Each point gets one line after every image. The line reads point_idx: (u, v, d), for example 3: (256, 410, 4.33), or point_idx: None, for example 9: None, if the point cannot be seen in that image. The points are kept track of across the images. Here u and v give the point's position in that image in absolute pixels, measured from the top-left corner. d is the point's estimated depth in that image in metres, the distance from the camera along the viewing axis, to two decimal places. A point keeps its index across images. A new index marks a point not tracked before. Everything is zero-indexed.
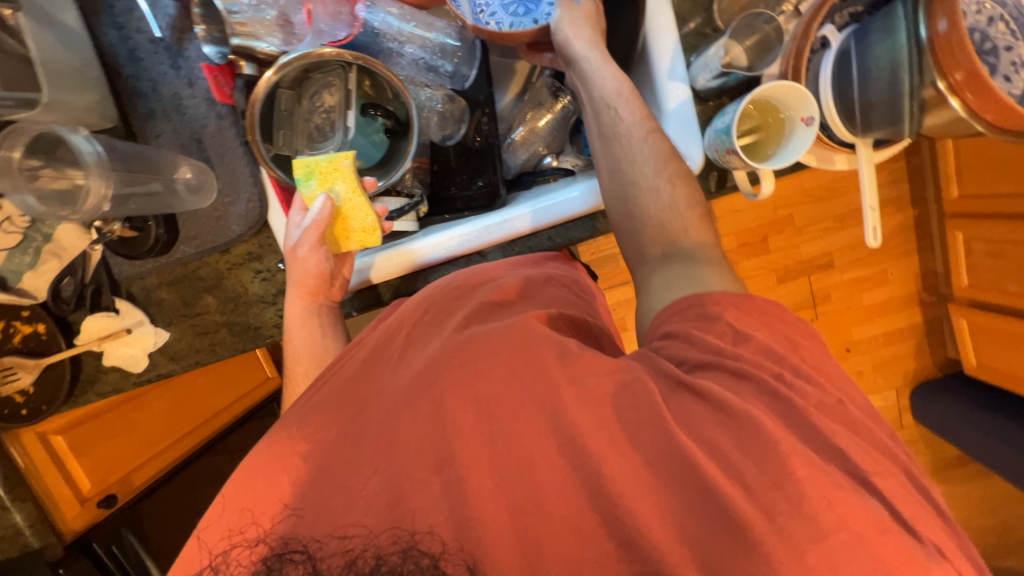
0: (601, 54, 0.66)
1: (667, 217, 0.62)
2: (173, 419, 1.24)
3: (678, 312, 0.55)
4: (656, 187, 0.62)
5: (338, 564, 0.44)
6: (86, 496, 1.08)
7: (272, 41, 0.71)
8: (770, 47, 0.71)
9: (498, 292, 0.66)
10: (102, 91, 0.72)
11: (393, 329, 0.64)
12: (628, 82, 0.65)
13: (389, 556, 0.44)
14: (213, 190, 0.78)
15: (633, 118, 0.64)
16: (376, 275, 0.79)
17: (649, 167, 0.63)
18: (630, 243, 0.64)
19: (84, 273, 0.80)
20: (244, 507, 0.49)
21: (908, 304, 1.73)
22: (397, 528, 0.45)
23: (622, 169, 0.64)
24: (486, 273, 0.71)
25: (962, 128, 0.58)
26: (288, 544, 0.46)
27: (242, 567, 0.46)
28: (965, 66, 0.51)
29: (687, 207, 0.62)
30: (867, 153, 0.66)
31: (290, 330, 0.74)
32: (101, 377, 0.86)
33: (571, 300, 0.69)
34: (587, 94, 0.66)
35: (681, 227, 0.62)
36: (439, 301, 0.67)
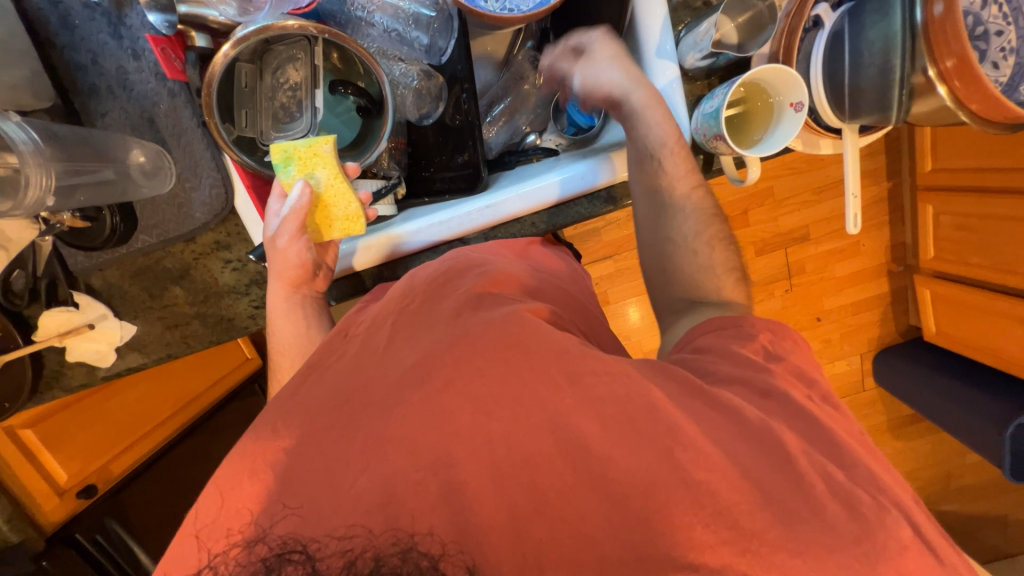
0: (650, 100, 0.66)
1: (702, 277, 0.67)
2: (150, 404, 1.19)
3: (713, 331, 0.60)
4: (696, 250, 0.67)
5: (336, 565, 0.40)
6: (64, 488, 1.06)
7: (225, 10, 0.63)
8: (761, 27, 0.67)
9: (488, 280, 0.63)
10: (33, 65, 0.64)
11: (381, 321, 0.61)
12: (675, 132, 0.66)
13: (389, 557, 0.40)
14: (172, 175, 0.72)
15: (679, 174, 0.67)
16: (359, 264, 0.76)
17: (689, 229, 0.67)
18: (661, 295, 0.70)
19: (35, 266, 0.75)
20: (242, 506, 0.47)
21: (877, 275, 1.79)
22: (397, 529, 0.43)
23: (661, 228, 0.68)
24: (473, 258, 0.67)
25: (949, 116, 0.58)
26: (287, 544, 0.43)
27: (237, 567, 0.42)
28: (958, 53, 0.50)
29: (725, 269, 0.67)
30: (853, 138, 0.65)
31: (273, 321, 0.72)
32: (65, 373, 0.83)
33: (557, 292, 0.70)
34: (633, 140, 0.67)
35: (715, 287, 0.67)
36: (426, 291, 0.63)
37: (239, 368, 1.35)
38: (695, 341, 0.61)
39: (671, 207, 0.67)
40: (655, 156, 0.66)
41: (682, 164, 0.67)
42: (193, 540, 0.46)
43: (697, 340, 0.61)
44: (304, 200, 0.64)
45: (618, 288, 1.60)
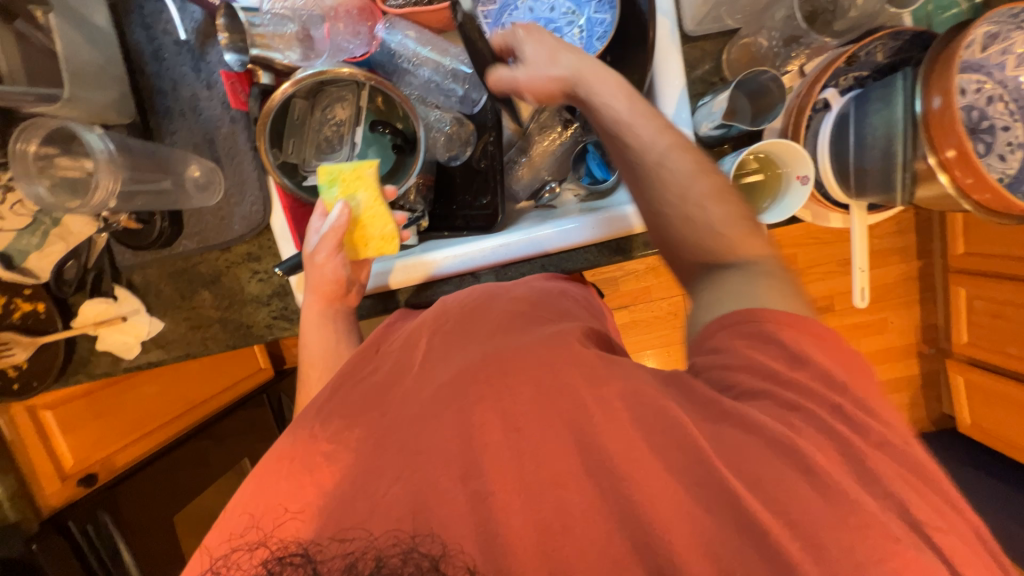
0: (590, 76, 0.63)
1: (724, 245, 0.59)
2: (161, 402, 1.27)
3: (732, 328, 0.53)
4: (698, 211, 0.59)
5: (339, 566, 0.44)
6: (67, 473, 1.07)
7: (290, 54, 0.72)
8: (771, 105, 0.71)
9: (520, 302, 0.67)
10: (123, 88, 0.73)
11: (411, 340, 0.66)
12: (638, 102, 0.62)
13: (389, 558, 0.44)
14: (220, 190, 0.80)
15: (649, 137, 0.61)
16: (394, 282, 0.81)
17: (684, 190, 0.59)
18: (681, 266, 0.63)
19: (87, 258, 0.81)
20: (245, 511, 0.51)
21: (906, 354, 1.72)
22: (398, 529, 0.46)
23: (657, 205, 0.62)
24: (502, 287, 0.73)
25: (951, 203, 0.59)
26: (289, 548, 0.47)
27: (240, 570, 0.46)
28: (955, 146, 0.52)
29: (733, 222, 0.59)
30: (861, 217, 0.67)
31: (305, 332, 0.75)
32: (92, 361, 0.88)
33: (580, 313, 0.70)
34: (597, 121, 0.63)
35: (728, 247, 0.59)
36: (459, 314, 0.67)
37: (252, 375, 1.57)
38: (713, 338, 0.54)
39: (658, 183, 0.61)
40: (639, 145, 0.61)
41: (654, 137, 0.61)
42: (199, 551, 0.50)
43: (713, 339, 0.54)
44: (343, 220, 0.69)
45: (631, 337, 1.60)
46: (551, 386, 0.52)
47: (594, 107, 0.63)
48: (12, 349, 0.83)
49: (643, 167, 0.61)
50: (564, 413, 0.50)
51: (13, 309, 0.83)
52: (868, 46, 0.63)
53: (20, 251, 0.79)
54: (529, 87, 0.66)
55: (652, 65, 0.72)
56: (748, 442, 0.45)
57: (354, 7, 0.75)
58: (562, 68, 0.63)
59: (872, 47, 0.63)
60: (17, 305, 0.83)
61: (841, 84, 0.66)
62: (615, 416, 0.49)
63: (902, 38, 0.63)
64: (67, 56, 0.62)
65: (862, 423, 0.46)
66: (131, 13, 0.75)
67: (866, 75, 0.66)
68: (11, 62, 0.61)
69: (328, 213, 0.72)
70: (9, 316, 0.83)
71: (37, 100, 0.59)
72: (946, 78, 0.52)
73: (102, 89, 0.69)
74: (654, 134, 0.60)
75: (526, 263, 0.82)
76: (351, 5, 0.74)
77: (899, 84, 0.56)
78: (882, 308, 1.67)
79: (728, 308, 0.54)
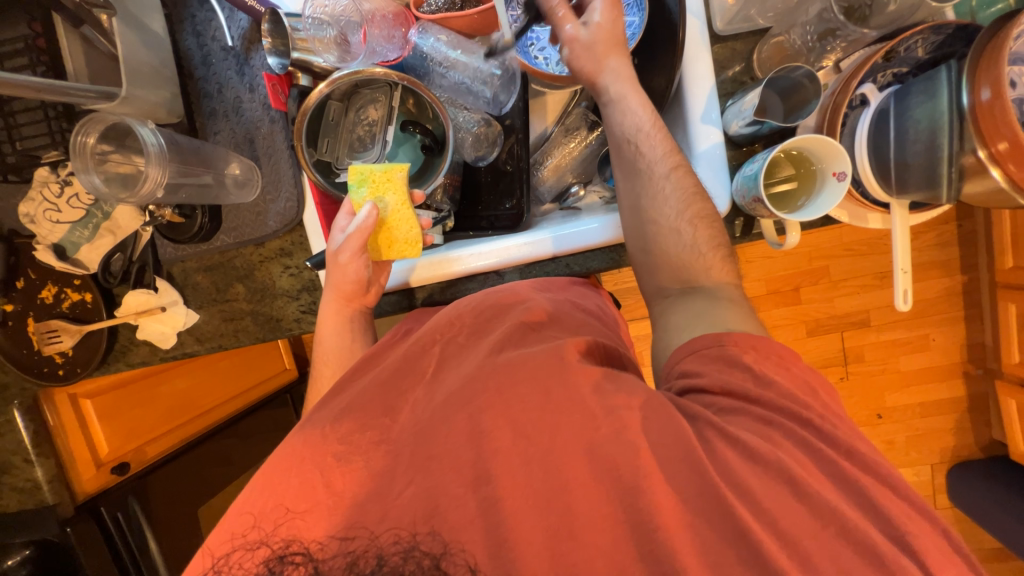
0: (630, 89, 0.69)
1: (689, 258, 0.65)
2: (191, 396, 1.31)
3: (698, 352, 0.58)
4: (678, 228, 0.66)
5: (339, 565, 0.47)
6: (102, 461, 1.09)
7: (328, 57, 0.75)
8: (806, 100, 0.68)
9: (529, 314, 0.68)
10: (173, 89, 0.77)
11: (423, 342, 0.67)
12: (654, 119, 0.68)
13: (390, 556, 0.47)
14: (257, 187, 0.83)
15: (656, 153, 0.67)
16: (415, 280, 0.81)
17: (671, 207, 0.66)
18: (649, 281, 0.69)
19: (133, 251, 0.86)
20: (253, 509, 0.52)
21: (949, 375, 1.62)
22: (398, 529, 0.48)
23: (643, 206, 0.67)
24: (514, 295, 0.72)
25: (1004, 200, 0.56)
26: (290, 546, 0.49)
27: (241, 569, 0.48)
28: (1009, 137, 0.50)
29: (709, 248, 0.65)
30: (903, 216, 0.64)
31: (322, 332, 0.78)
32: (132, 350, 0.92)
33: (593, 326, 0.71)
34: (612, 127, 0.69)
35: (703, 267, 0.65)
36: (475, 321, 0.69)
37: (276, 376, 1.60)
38: (680, 364, 0.59)
39: (653, 194, 0.66)
40: (643, 156, 0.67)
41: (657, 152, 0.67)
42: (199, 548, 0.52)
43: (682, 364, 0.59)
44: (370, 221, 0.70)
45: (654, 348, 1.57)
46: (563, 390, 0.55)
47: (614, 112, 0.69)
48: (59, 337, 0.88)
49: (639, 177, 0.67)
50: (577, 422, 0.53)
51: (63, 299, 0.89)
52: (907, 41, 0.62)
53: (72, 243, 0.84)
54: (571, 31, 0.69)
55: (681, 64, 0.72)
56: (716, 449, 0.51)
57: (390, 13, 0.78)
58: (611, 65, 0.69)
59: (912, 42, 0.62)
60: (68, 294, 0.89)
61: (878, 80, 0.64)
62: (622, 426, 0.52)
63: (945, 32, 0.61)
64: (126, 56, 0.67)
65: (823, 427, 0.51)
66: (183, 22, 0.81)
67: (906, 71, 0.64)
68: (76, 63, 0.67)
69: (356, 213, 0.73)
70: (60, 305, 0.89)
71: (98, 96, 0.63)
72: (996, 70, 0.50)
73: (155, 88, 0.73)
74: (659, 151, 0.66)
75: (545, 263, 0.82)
76: (387, 11, 0.78)
77: (943, 76, 0.54)
78: (921, 325, 1.59)
79: (700, 331, 0.60)
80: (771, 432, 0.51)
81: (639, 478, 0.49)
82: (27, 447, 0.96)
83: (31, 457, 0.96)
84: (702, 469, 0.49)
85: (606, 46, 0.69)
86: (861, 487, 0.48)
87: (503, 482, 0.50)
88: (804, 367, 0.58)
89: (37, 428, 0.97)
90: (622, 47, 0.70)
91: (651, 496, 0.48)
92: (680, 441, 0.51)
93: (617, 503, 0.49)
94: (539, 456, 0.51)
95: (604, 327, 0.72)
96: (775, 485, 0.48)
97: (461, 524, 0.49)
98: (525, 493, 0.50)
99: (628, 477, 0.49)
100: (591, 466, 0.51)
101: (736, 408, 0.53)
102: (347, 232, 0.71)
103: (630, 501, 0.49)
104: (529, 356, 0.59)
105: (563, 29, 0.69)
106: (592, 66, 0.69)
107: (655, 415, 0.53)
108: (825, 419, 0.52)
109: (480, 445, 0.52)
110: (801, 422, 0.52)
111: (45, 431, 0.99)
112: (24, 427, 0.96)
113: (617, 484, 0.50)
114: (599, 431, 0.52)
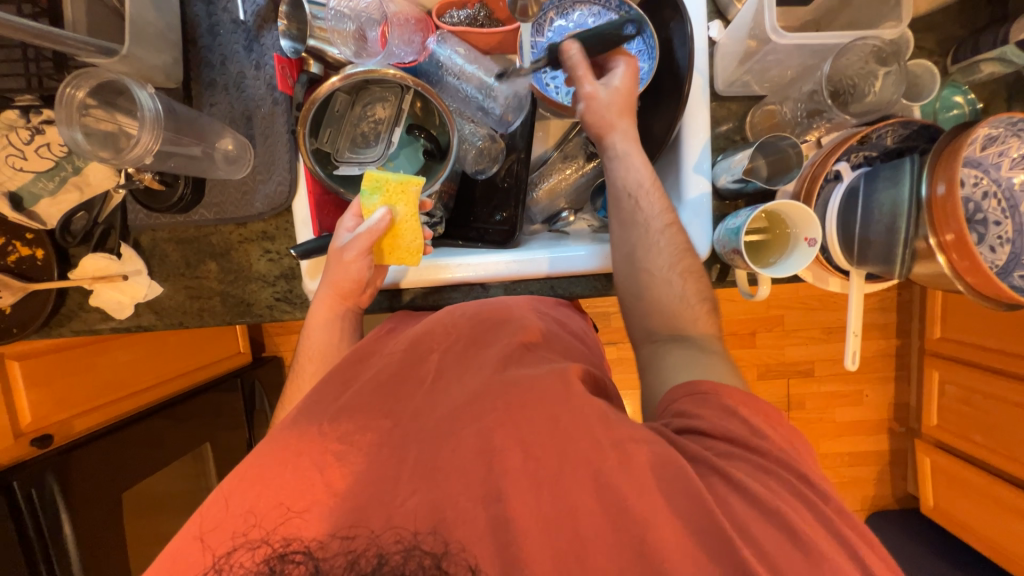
0: (633, 148, 0.73)
1: (678, 307, 0.70)
2: (131, 371, 1.24)
3: (690, 394, 0.61)
4: (670, 280, 0.70)
5: (339, 563, 0.53)
6: (21, 431, 1.01)
7: (344, 50, 0.74)
8: (788, 167, 0.75)
9: (526, 333, 0.71)
10: (175, 54, 0.74)
11: (422, 350, 0.71)
12: (653, 177, 0.72)
13: (391, 555, 0.53)
14: (248, 165, 0.81)
15: (654, 209, 0.71)
16: (407, 281, 0.81)
17: (664, 260, 0.70)
18: (638, 324, 0.73)
19: (99, 212, 0.81)
20: (247, 509, 0.56)
21: (878, 430, 1.76)
22: (398, 530, 0.54)
23: (637, 255, 0.71)
24: (508, 310, 0.76)
25: (946, 285, 0.62)
26: (290, 545, 0.54)
27: (242, 568, 0.52)
28: (955, 230, 0.56)
29: (697, 300, 0.70)
30: (858, 283, 0.70)
31: (311, 327, 0.76)
32: (80, 316, 0.86)
33: (578, 349, 0.75)
34: (615, 180, 0.73)
35: (691, 317, 0.70)
36: (471, 330, 0.73)
37: (228, 358, 1.57)
38: (676, 402, 0.62)
39: (648, 246, 0.71)
40: (642, 210, 0.71)
41: (654, 208, 0.71)
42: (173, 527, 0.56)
43: (682, 403, 0.61)
44: (381, 229, 0.71)
45: (618, 374, 1.62)
46: (573, 419, 0.59)
47: (618, 166, 0.73)
48: None
49: (637, 229, 0.71)
50: (583, 449, 0.57)
51: (10, 252, 0.82)
52: (879, 130, 0.69)
53: (32, 194, 0.79)
54: (590, 87, 0.71)
55: (682, 116, 0.77)
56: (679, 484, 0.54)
57: (412, 19, 0.79)
58: (621, 123, 0.73)
59: (882, 132, 0.69)
60: (17, 248, 0.82)
61: (852, 159, 0.70)
62: (628, 460, 0.56)
63: (912, 127, 0.69)
64: (132, 15, 0.64)
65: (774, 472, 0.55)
66: None
67: (875, 156, 0.70)
68: (76, 12, 0.63)
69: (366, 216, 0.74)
70: (4, 257, 0.82)
71: (96, 51, 0.60)
72: (951, 169, 0.56)
73: (158, 51, 0.70)
74: (657, 208, 0.71)
75: (538, 280, 0.83)
76: (409, 17, 0.79)
77: (907, 167, 0.60)
78: (858, 381, 1.72)
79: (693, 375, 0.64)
80: (772, 481, 0.55)
81: (641, 508, 0.54)
82: None
83: None
84: (703, 507, 0.53)
85: (621, 106, 0.72)
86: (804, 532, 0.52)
87: (514, 503, 0.56)
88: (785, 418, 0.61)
89: None
90: (634, 110, 0.74)
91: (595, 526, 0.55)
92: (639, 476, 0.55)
93: (623, 533, 0.54)
94: (548, 480, 0.57)
95: (583, 351, 0.76)
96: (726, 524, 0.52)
97: (471, 535, 0.55)
98: (533, 518, 0.55)
99: (635, 511, 0.54)
100: (597, 496, 0.56)
101: (713, 446, 0.57)
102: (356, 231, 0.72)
103: (637, 533, 0.53)
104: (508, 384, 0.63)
105: (580, 86, 0.72)
106: (604, 119, 0.73)
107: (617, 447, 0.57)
108: (775, 463, 0.56)
109: (492, 464, 0.58)
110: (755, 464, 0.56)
111: None
112: None
113: (610, 511, 0.55)
114: (564, 465, 0.57)
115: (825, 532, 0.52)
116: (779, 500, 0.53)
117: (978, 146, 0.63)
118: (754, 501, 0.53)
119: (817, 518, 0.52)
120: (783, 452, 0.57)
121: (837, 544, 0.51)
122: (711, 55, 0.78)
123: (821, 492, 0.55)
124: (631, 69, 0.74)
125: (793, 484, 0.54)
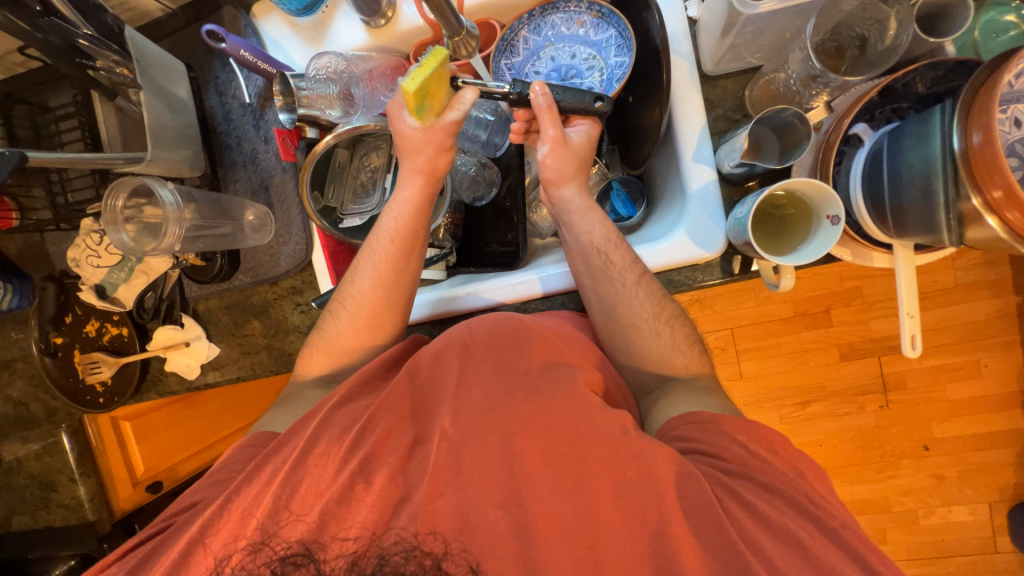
0: (587, 208, 0.75)
1: (670, 357, 0.69)
2: (219, 417, 1.37)
3: (691, 423, 0.60)
4: (658, 331, 0.70)
5: (340, 565, 0.55)
6: (138, 479, 1.20)
7: (332, 112, 0.79)
8: (799, 140, 0.68)
9: (548, 353, 0.67)
10: (196, 147, 0.84)
11: (434, 375, 0.69)
12: (615, 230, 0.73)
13: (392, 556, 0.55)
14: (271, 231, 0.89)
15: (625, 262, 0.71)
16: (443, 312, 0.83)
17: (647, 312, 0.70)
18: (633, 378, 0.73)
19: (163, 289, 0.93)
20: (260, 519, 0.57)
21: (1008, 404, 1.43)
22: (399, 531, 0.56)
23: (618, 310, 0.71)
24: (522, 327, 0.69)
25: (1009, 248, 0.50)
26: (291, 548, 0.56)
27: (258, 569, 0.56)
28: (1004, 186, 0.45)
29: (689, 346, 0.70)
30: (906, 255, 0.61)
31: (315, 362, 0.77)
32: (162, 380, 0.98)
33: (597, 356, 0.73)
34: (578, 240, 0.74)
35: (684, 364, 0.69)
36: (489, 346, 0.69)
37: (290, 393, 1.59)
38: (677, 429, 0.61)
39: (628, 302, 0.70)
40: (614, 266, 0.71)
41: (625, 259, 0.71)
42: (201, 544, 0.57)
43: (681, 429, 0.61)
44: (463, 120, 0.72)
45: None
46: (594, 430, 0.58)
47: (577, 228, 0.74)
48: (99, 367, 0.96)
49: (610, 286, 0.71)
50: (583, 462, 0.57)
51: (105, 332, 0.97)
52: (904, 77, 0.60)
53: (111, 284, 0.93)
54: (554, 131, 0.71)
55: (672, 106, 0.73)
56: (683, 499, 0.53)
57: (388, 69, 0.84)
58: (569, 190, 0.76)
59: (908, 78, 0.60)
60: (108, 329, 0.97)
61: (875, 118, 0.62)
62: (649, 473, 0.54)
63: (942, 68, 0.60)
64: (151, 122, 0.74)
65: (781, 488, 0.54)
66: (208, 84, 0.89)
67: (906, 107, 0.62)
68: (111, 131, 0.78)
69: (438, 113, 0.70)
70: (102, 338, 0.97)
71: (126, 162, 0.70)
72: (986, 113, 0.46)
73: (178, 148, 0.80)
74: (625, 261, 0.71)
75: (535, 300, 0.82)
76: (386, 67, 0.84)
77: (936, 118, 0.51)
78: (973, 349, 1.41)
79: (685, 408, 0.63)
80: (777, 499, 0.53)
81: (647, 516, 0.53)
82: (72, 466, 1.04)
83: (75, 476, 1.04)
84: (706, 513, 0.52)
85: (576, 167, 0.75)
86: (821, 542, 0.50)
87: (516, 514, 0.55)
88: (796, 450, 0.60)
89: (81, 449, 1.05)
90: (588, 169, 0.77)
91: (598, 538, 0.54)
92: (646, 492, 0.54)
93: (645, 546, 0.53)
94: (568, 490, 0.56)
95: (601, 358, 0.74)
96: (727, 539, 0.50)
97: (490, 542, 0.55)
98: (555, 524, 0.55)
99: (656, 525, 0.53)
100: (617, 505, 0.55)
101: (716, 462, 0.56)
102: (437, 117, 0.70)
103: (657, 547, 0.52)
104: (505, 402, 0.62)
105: (545, 129, 0.71)
106: (555, 181, 0.75)
107: (616, 460, 0.56)
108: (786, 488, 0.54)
109: (514, 471, 0.58)
110: (765, 479, 0.55)
111: (89, 452, 1.06)
112: (69, 447, 1.03)
113: (609, 521, 0.54)
114: (564, 479, 0.56)
115: (840, 553, 0.49)
116: (789, 520, 0.51)
117: (1010, 81, 0.51)
118: (767, 523, 0.51)
119: (827, 537, 0.50)
120: (786, 474, 0.56)
121: (856, 565, 0.48)
122: (694, 35, 0.74)
123: (828, 509, 0.53)
124: (594, 133, 0.75)
125: (801, 503, 0.52)
